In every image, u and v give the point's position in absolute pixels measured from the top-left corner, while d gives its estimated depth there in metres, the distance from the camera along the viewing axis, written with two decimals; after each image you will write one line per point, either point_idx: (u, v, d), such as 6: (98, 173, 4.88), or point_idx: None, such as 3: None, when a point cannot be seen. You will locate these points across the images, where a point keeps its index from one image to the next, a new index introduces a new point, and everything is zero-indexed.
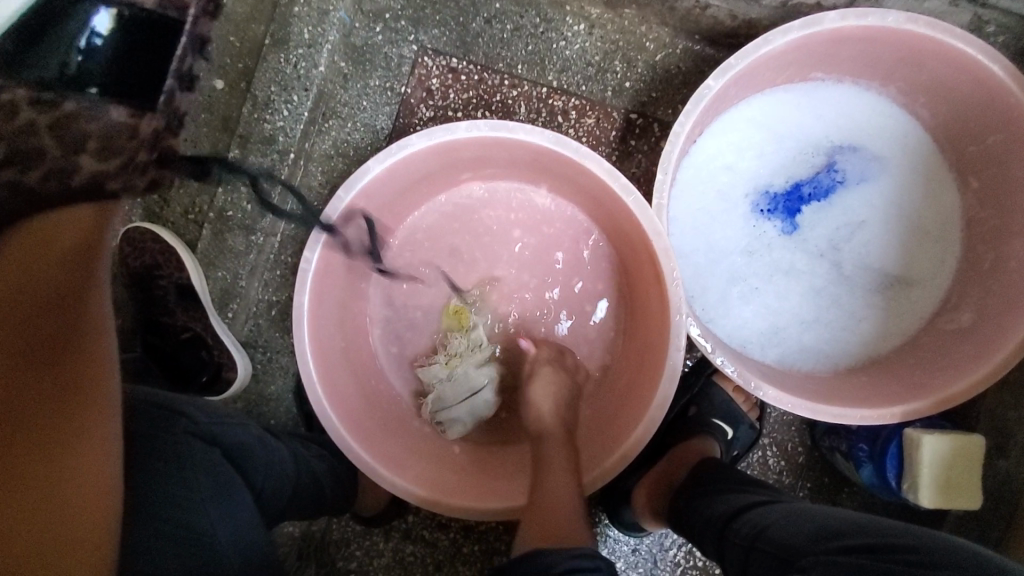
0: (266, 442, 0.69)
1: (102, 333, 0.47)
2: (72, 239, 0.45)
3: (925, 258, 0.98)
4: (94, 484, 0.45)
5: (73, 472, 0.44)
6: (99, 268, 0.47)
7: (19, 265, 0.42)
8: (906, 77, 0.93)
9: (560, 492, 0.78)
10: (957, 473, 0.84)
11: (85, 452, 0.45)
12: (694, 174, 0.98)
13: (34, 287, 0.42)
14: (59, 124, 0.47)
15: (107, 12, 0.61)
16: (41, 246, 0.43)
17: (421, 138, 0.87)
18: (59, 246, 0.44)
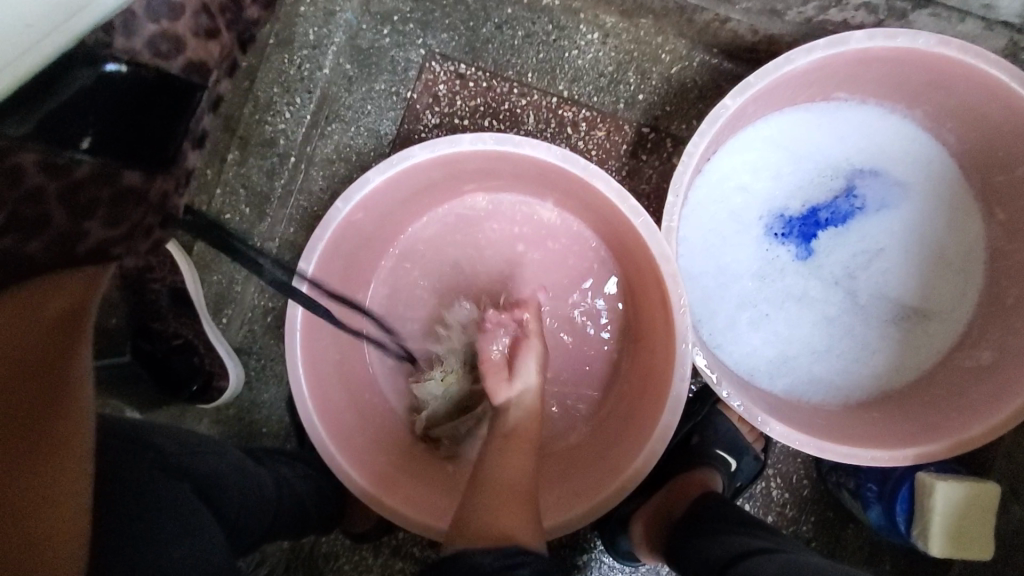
0: (243, 469, 0.69)
1: (84, 397, 0.44)
2: (52, 306, 0.47)
3: (945, 290, 0.94)
4: (67, 538, 0.43)
5: (44, 530, 0.41)
6: (78, 328, 0.46)
7: (12, 330, 0.45)
8: (934, 100, 0.88)
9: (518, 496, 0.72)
10: (971, 522, 0.80)
11: (57, 510, 0.42)
12: (706, 194, 0.94)
13: (19, 352, 0.44)
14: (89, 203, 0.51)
15: (116, 66, 0.68)
16: (34, 307, 0.46)
17: (423, 150, 0.83)
18: (47, 310, 0.47)
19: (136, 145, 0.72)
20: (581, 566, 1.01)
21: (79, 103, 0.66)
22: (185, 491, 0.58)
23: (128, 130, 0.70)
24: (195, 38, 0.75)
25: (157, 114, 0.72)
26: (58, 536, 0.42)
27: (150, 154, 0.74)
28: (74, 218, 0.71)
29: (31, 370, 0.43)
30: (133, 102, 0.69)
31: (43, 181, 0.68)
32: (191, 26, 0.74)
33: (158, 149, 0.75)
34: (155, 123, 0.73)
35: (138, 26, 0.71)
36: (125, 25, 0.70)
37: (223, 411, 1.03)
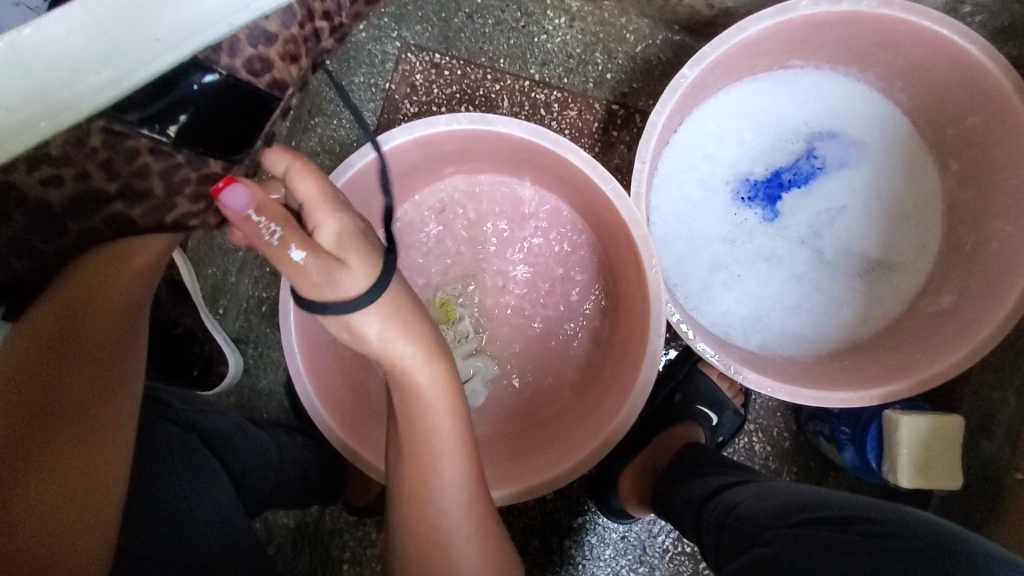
0: (246, 432, 0.73)
1: (131, 353, 0.60)
2: (136, 263, 0.64)
3: (906, 241, 0.99)
4: (98, 487, 0.51)
5: (87, 469, 0.51)
6: (138, 316, 0.63)
7: (89, 282, 0.60)
8: (883, 61, 0.93)
9: (456, 530, 0.67)
10: (937, 452, 0.85)
11: (100, 456, 0.53)
12: (675, 164, 0.99)
13: (104, 297, 0.60)
14: (167, 172, 0.64)
15: (213, 77, 0.61)
16: (117, 264, 0.62)
17: (401, 132, 0.88)
18: (128, 265, 0.63)
19: (212, 137, 0.64)
20: (577, 529, 1.04)
21: (165, 115, 0.60)
22: (191, 445, 0.64)
23: (204, 129, 0.63)
24: (282, 62, 0.66)
25: (234, 123, 0.65)
26: (97, 484, 0.51)
27: (225, 143, 0.65)
28: (168, 193, 0.65)
29: (110, 311, 0.60)
30: (211, 114, 0.63)
31: (148, 161, 0.63)
32: (280, 50, 0.66)
33: (229, 142, 0.65)
34: (232, 127, 0.65)
35: (240, 48, 0.62)
36: (229, 46, 0.61)
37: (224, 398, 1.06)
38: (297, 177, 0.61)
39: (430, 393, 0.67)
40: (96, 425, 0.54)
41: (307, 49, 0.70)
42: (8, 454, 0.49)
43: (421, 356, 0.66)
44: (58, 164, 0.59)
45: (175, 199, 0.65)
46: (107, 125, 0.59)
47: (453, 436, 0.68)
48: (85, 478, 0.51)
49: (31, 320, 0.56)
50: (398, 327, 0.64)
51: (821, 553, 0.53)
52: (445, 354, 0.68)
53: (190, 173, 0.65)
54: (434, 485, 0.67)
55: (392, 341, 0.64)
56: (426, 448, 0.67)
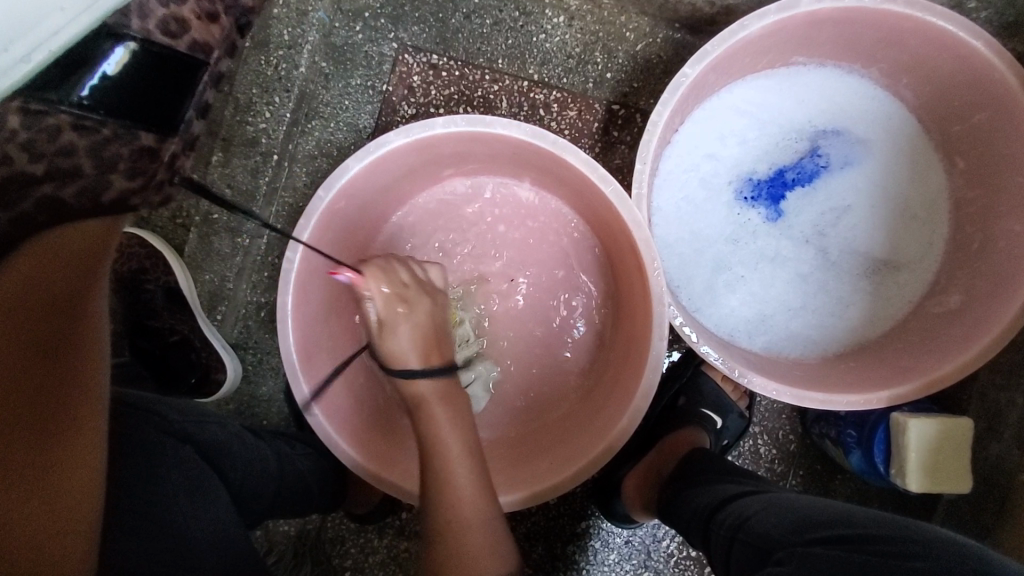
0: (244, 441, 0.72)
1: (95, 331, 0.52)
2: (77, 247, 0.53)
3: (911, 241, 0.98)
4: (84, 486, 0.47)
5: (73, 469, 0.46)
6: (92, 303, 0.53)
7: (35, 266, 0.49)
8: (887, 57, 0.92)
9: (478, 514, 0.65)
10: (945, 456, 0.84)
11: (81, 454, 0.47)
12: (676, 164, 0.97)
13: (51, 284, 0.49)
14: (96, 148, 0.60)
15: (124, 47, 0.59)
16: (56, 246, 0.52)
17: (398, 135, 0.86)
18: (67, 248, 0.53)
19: (146, 107, 0.62)
20: (581, 534, 1.03)
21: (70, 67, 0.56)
22: (187, 455, 0.62)
23: (143, 97, 0.62)
24: (198, 20, 0.66)
25: (164, 90, 0.64)
26: (81, 488, 0.47)
27: (153, 113, 0.63)
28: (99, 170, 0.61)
29: (52, 298, 0.49)
30: (149, 86, 0.62)
31: (72, 138, 0.59)
32: (194, 10, 0.66)
33: (164, 112, 0.64)
34: (166, 97, 0.64)
35: (149, 9, 0.62)
36: (137, 8, 0.61)
37: (224, 406, 1.06)
38: (370, 280, 0.70)
39: (439, 409, 0.68)
40: (75, 428, 0.47)
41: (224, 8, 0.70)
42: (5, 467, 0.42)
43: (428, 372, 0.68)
44: None
45: (107, 175, 0.61)
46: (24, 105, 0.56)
47: (455, 442, 0.67)
48: (66, 492, 0.45)
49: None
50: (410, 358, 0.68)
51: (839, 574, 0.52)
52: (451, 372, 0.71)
53: (120, 148, 0.61)
54: (448, 482, 0.66)
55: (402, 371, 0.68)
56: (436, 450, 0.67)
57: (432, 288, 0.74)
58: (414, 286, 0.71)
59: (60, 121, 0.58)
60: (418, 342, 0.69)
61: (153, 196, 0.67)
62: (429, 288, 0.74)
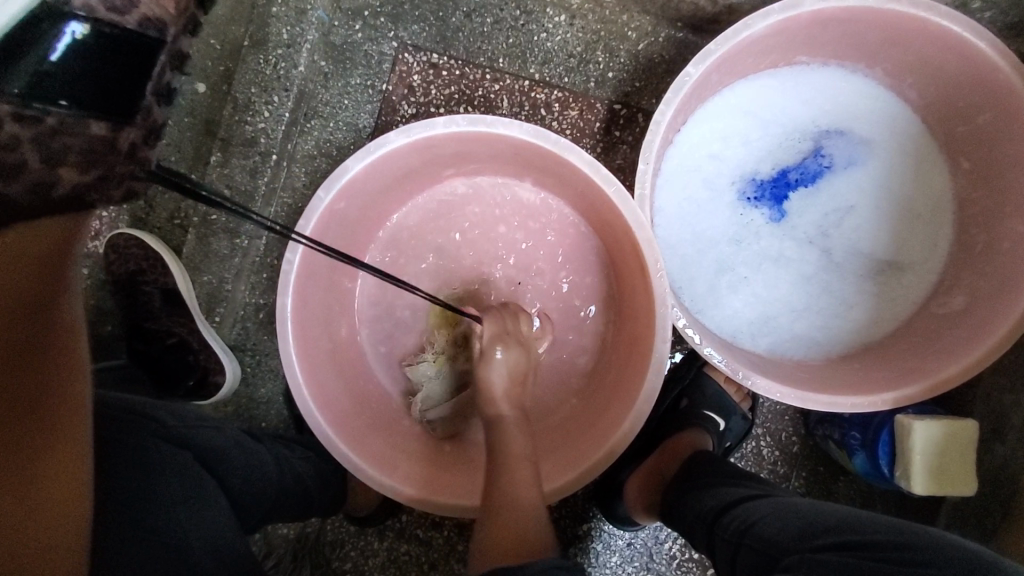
0: (243, 445, 0.70)
1: (74, 336, 0.48)
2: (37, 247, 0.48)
3: (915, 241, 0.97)
4: (69, 496, 0.46)
5: (56, 478, 0.45)
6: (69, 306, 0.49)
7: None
8: (891, 57, 0.91)
9: (532, 499, 0.76)
10: (950, 459, 0.83)
11: (61, 461, 0.46)
12: (679, 164, 0.96)
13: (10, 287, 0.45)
14: (40, 137, 0.55)
15: (77, 25, 0.58)
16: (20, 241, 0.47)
17: (399, 135, 0.85)
18: (31, 246, 0.47)
19: (114, 97, 0.63)
20: (583, 536, 1.02)
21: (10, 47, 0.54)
22: (185, 462, 0.61)
23: (107, 86, 0.61)
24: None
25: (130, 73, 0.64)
26: (68, 498, 0.45)
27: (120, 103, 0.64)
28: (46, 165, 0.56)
29: (20, 299, 0.45)
30: (103, 66, 0.61)
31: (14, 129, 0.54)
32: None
33: (126, 100, 0.65)
34: (133, 78, 0.65)
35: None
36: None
37: (222, 408, 1.05)
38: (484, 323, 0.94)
39: (511, 419, 0.85)
40: (55, 433, 0.46)
41: None
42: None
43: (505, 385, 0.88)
44: None
45: (55, 169, 0.56)
46: None
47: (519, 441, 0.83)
48: (51, 500, 0.45)
49: None
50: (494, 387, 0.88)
51: None
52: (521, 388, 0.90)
53: (70, 141, 0.57)
54: (509, 476, 0.79)
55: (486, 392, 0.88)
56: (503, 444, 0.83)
57: (528, 341, 0.94)
58: (513, 335, 0.91)
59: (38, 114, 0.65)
60: (506, 378, 0.88)
61: (114, 192, 0.64)
62: (524, 340, 0.93)
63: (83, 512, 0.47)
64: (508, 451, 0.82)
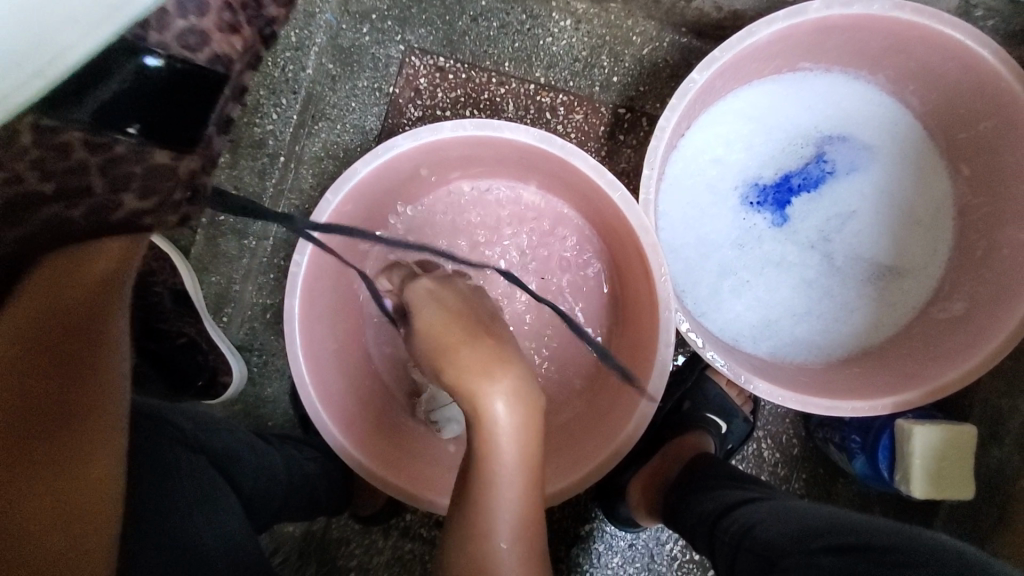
0: (254, 447, 0.72)
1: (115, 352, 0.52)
2: (95, 270, 0.54)
3: (915, 247, 0.98)
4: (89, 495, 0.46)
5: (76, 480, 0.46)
6: (113, 322, 0.54)
7: (51, 283, 0.52)
8: (895, 64, 0.92)
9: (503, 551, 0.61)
10: (948, 464, 0.84)
11: (90, 465, 0.47)
12: (683, 168, 0.97)
13: (65, 310, 0.50)
14: (108, 166, 0.58)
15: (152, 60, 0.59)
16: (74, 269, 0.53)
17: (407, 139, 0.86)
18: (85, 274, 0.54)
19: (166, 124, 0.61)
20: (584, 537, 1.04)
21: (128, 104, 0.58)
22: (202, 464, 0.63)
23: (164, 117, 0.60)
24: (220, 33, 0.65)
25: (181, 105, 0.62)
26: (92, 509, 0.46)
27: (175, 133, 0.62)
28: (110, 189, 0.58)
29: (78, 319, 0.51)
30: (173, 98, 0.61)
31: (84, 156, 0.58)
32: (217, 22, 0.64)
33: (184, 130, 0.63)
34: (175, 113, 0.61)
35: (170, 21, 0.61)
36: (156, 21, 0.60)
37: (229, 408, 1.06)
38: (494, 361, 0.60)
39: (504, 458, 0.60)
40: (80, 434, 0.47)
41: (245, 16, 0.68)
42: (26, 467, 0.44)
43: (513, 407, 0.59)
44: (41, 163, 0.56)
45: (118, 195, 0.58)
46: (37, 121, 0.55)
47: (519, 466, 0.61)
48: (80, 502, 0.46)
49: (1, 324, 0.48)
50: (503, 449, 0.60)
51: None
52: (536, 452, 0.62)
53: (133, 168, 0.59)
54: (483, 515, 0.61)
55: (492, 438, 0.59)
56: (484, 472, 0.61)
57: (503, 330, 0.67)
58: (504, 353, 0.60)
59: (73, 139, 0.57)
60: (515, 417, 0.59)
61: (170, 216, 0.63)
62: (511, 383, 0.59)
63: (109, 515, 0.48)
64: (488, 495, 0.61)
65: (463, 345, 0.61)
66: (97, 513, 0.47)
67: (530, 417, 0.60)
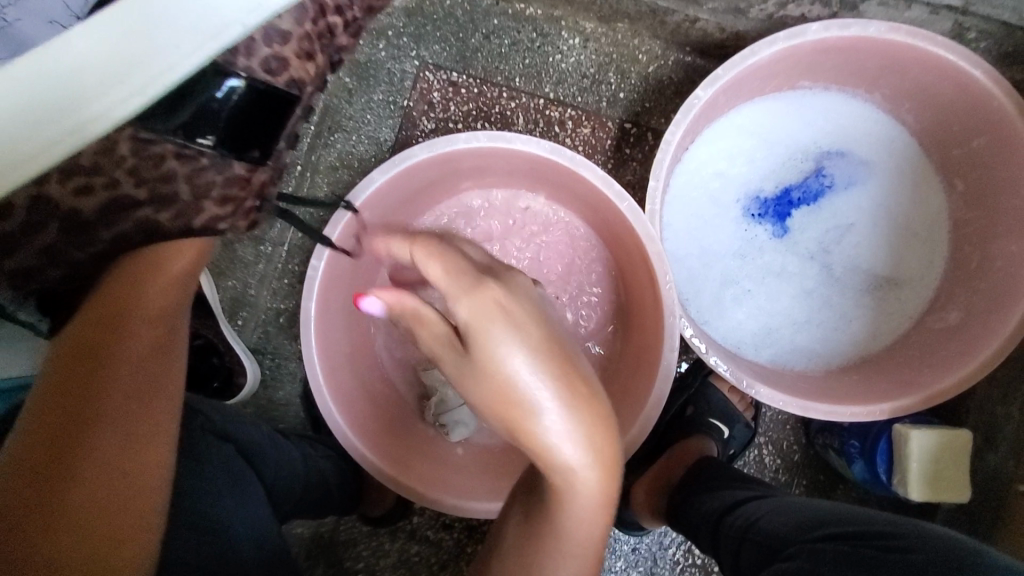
0: (275, 442, 0.74)
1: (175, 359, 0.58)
2: (173, 269, 0.58)
3: (912, 258, 1.01)
4: (136, 487, 0.49)
5: (132, 470, 0.49)
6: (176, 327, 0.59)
7: (132, 288, 0.55)
8: (890, 84, 0.96)
9: None
10: (944, 466, 0.87)
11: (144, 458, 0.51)
12: (687, 181, 1.01)
13: (145, 314, 0.55)
14: (190, 175, 0.54)
15: (236, 82, 0.52)
16: (156, 271, 0.57)
17: (423, 150, 0.90)
18: (163, 274, 0.57)
19: (246, 136, 0.56)
20: None
21: (204, 121, 0.52)
22: (229, 454, 0.65)
23: (244, 130, 0.55)
24: (298, 61, 0.57)
25: (263, 120, 0.56)
26: (138, 500, 0.49)
27: (256, 143, 0.57)
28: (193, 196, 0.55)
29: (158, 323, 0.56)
30: (250, 118, 0.55)
31: (173, 166, 0.53)
32: (296, 48, 0.56)
33: (259, 141, 0.57)
34: (257, 126, 0.56)
35: (255, 48, 0.53)
36: (244, 46, 0.52)
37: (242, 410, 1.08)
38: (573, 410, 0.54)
39: (576, 505, 0.57)
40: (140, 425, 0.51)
41: (320, 45, 0.59)
42: (92, 452, 0.47)
43: (588, 459, 0.55)
44: (89, 174, 0.50)
45: (199, 203, 0.56)
46: (132, 133, 0.50)
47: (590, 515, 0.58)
48: (128, 493, 0.49)
49: (83, 334, 0.53)
50: (579, 507, 0.57)
51: (841, 566, 0.55)
52: (612, 507, 0.59)
53: (214, 177, 0.55)
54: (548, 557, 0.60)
55: (566, 487, 0.56)
56: (554, 517, 0.59)
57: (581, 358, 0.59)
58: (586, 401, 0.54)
59: (166, 149, 0.52)
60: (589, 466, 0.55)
61: (241, 222, 0.61)
62: (589, 432, 0.54)
63: (152, 506, 0.50)
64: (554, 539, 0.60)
65: (551, 401, 0.53)
66: (141, 507, 0.49)
67: (610, 474, 0.57)
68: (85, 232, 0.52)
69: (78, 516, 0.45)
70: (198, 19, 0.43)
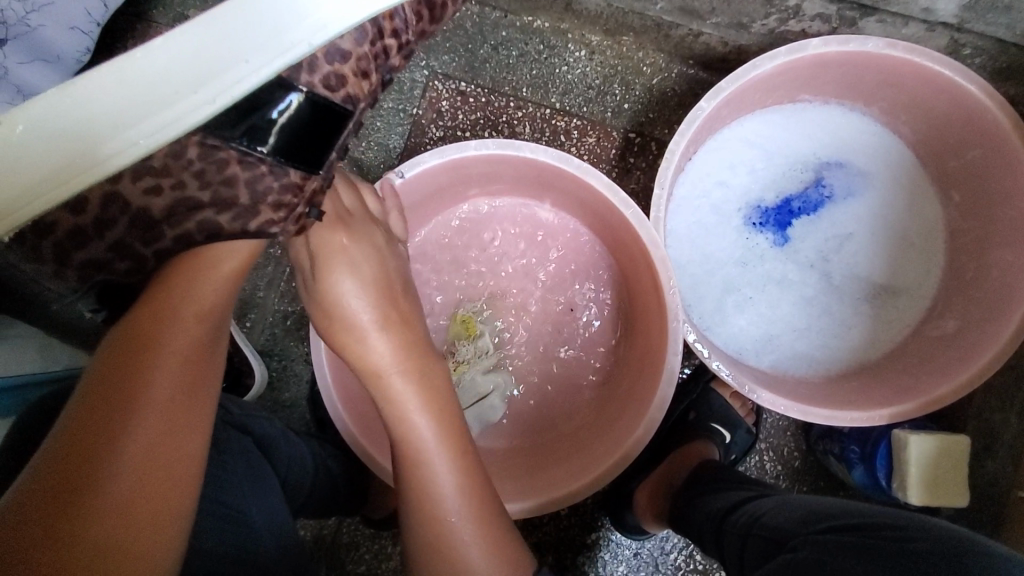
0: (286, 440, 0.76)
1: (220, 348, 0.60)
2: (227, 268, 0.60)
3: (909, 268, 1.04)
4: (171, 475, 0.52)
5: (166, 459, 0.52)
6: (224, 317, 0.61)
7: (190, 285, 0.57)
8: (887, 98, 0.99)
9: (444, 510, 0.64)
10: (943, 471, 0.88)
11: (181, 445, 0.54)
12: (689, 190, 1.03)
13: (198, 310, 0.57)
14: (251, 180, 0.57)
15: (296, 96, 0.55)
16: (210, 270, 0.59)
17: (433, 156, 0.92)
18: (218, 273, 0.59)
19: (302, 149, 0.58)
20: (590, 545, 1.06)
21: (263, 129, 0.55)
22: (243, 450, 0.66)
23: (301, 144, 0.58)
24: (354, 79, 0.59)
25: (318, 132, 0.59)
26: (169, 484, 0.52)
27: (310, 156, 0.59)
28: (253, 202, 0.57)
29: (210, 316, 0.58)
30: (307, 133, 0.58)
31: (236, 171, 0.56)
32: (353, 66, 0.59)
33: (315, 155, 0.60)
34: (313, 140, 0.59)
35: (316, 64, 0.56)
36: (307, 63, 0.55)
37: None
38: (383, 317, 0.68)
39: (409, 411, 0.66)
40: (183, 414, 0.54)
41: (377, 64, 0.61)
42: (138, 444, 0.51)
43: (397, 364, 0.67)
44: (156, 173, 0.55)
45: (257, 207, 0.57)
46: (201, 138, 0.54)
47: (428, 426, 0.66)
48: (161, 480, 0.52)
49: (136, 321, 0.55)
50: (410, 415, 0.66)
51: (845, 556, 0.56)
52: (442, 413, 0.67)
53: (271, 183, 0.57)
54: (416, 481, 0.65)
55: (392, 404, 0.66)
56: (403, 443, 0.67)
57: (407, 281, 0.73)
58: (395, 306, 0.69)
59: (229, 155, 0.56)
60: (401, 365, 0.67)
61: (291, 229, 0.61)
62: (403, 331, 0.68)
63: (184, 490, 0.53)
64: (412, 462, 0.66)
65: (365, 318, 0.66)
66: (174, 494, 0.52)
67: (419, 374, 0.67)
68: (155, 228, 0.57)
69: (118, 504, 0.49)
70: (270, 38, 0.46)
